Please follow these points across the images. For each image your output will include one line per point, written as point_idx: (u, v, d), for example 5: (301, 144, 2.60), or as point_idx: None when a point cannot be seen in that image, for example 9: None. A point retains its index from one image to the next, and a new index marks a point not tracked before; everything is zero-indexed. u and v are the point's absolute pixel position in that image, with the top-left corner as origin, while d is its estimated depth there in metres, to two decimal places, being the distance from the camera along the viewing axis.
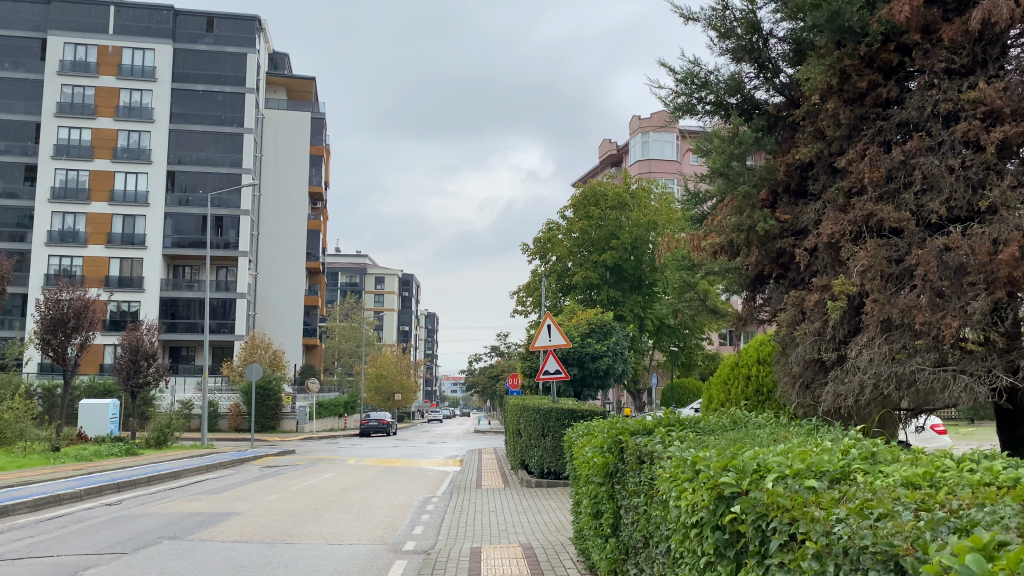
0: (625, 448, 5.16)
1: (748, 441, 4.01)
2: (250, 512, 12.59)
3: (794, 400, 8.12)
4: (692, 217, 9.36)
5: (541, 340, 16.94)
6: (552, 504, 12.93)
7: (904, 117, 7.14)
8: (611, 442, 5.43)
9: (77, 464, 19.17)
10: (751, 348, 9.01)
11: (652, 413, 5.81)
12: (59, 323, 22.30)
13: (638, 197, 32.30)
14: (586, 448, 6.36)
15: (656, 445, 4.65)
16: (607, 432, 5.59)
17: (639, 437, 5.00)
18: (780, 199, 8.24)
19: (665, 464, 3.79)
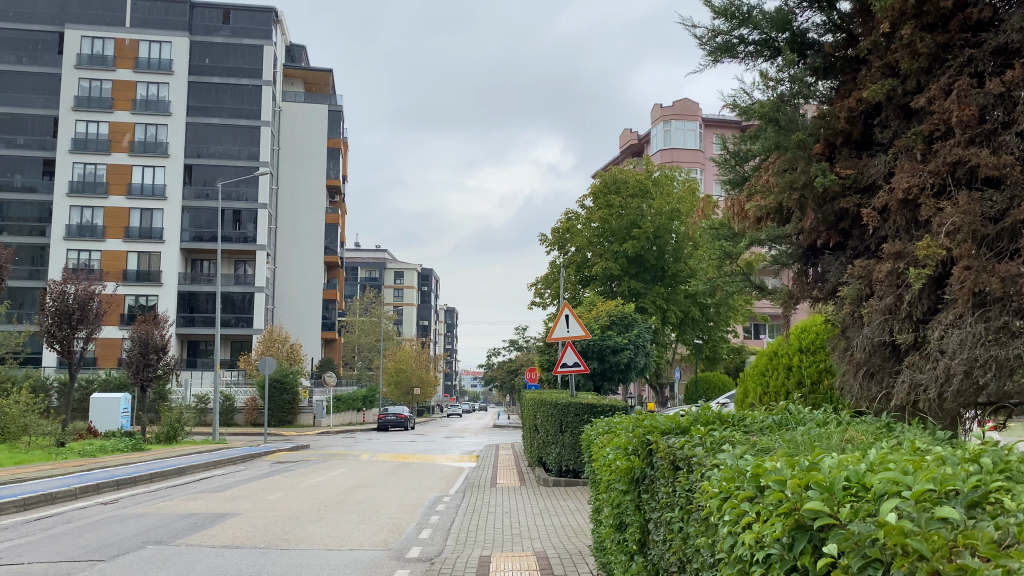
0: (657, 448, 4.24)
1: (833, 449, 3.03)
2: (249, 514, 11.82)
3: (854, 392, 7.05)
4: (733, 181, 8.34)
5: (559, 331, 16.03)
6: (570, 505, 12.08)
7: (1000, 41, 5.95)
8: (639, 440, 4.53)
9: (80, 460, 18.58)
10: (802, 334, 7.99)
11: (687, 408, 4.91)
12: (64, 315, 21.69)
13: (661, 184, 31.28)
14: (607, 449, 5.46)
15: (703, 444, 3.70)
16: (634, 430, 4.73)
17: (673, 437, 4.10)
18: (839, 152, 7.13)
19: (719, 473, 2.89)
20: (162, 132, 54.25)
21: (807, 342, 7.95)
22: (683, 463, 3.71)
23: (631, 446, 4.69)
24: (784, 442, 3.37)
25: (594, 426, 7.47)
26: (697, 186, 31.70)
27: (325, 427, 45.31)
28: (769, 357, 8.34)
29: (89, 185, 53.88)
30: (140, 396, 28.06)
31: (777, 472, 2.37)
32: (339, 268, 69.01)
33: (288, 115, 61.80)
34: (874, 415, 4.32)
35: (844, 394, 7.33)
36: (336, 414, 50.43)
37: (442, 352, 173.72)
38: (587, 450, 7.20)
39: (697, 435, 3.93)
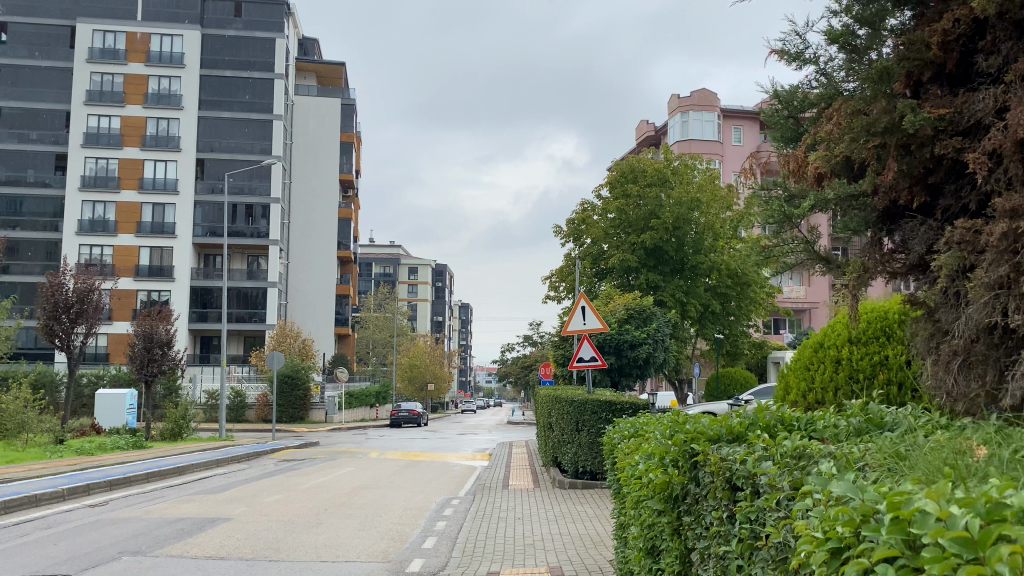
0: (706, 458, 3.34)
1: (981, 471, 2.30)
2: (242, 519, 11.00)
3: (940, 388, 5.81)
4: (787, 138, 7.13)
5: (575, 324, 15.14)
6: (588, 512, 11.07)
7: None
8: (674, 448, 3.66)
9: (76, 458, 17.86)
10: (867, 319, 7.00)
11: (737, 409, 3.99)
12: (62, 308, 20.98)
13: (680, 173, 30.32)
14: (636, 457, 4.54)
15: (788, 452, 2.84)
16: (671, 437, 3.86)
17: (726, 445, 3.28)
18: (929, 91, 5.76)
19: (818, 512, 2.19)
20: (174, 126, 53.75)
21: (856, 333, 6.98)
22: (751, 479, 2.83)
23: (665, 455, 3.82)
24: (911, 459, 2.55)
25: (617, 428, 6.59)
26: (717, 174, 30.68)
27: (336, 423, 44.61)
28: (814, 350, 7.33)
29: (101, 179, 53.45)
30: (146, 391, 27.41)
31: (953, 511, 1.81)
32: (352, 263, 68.30)
33: (301, 109, 61.10)
34: (971, 417, 3.53)
35: (924, 390, 6.19)
36: (348, 410, 49.78)
37: (456, 348, 173.16)
38: (609, 460, 6.31)
39: (766, 443, 3.06)
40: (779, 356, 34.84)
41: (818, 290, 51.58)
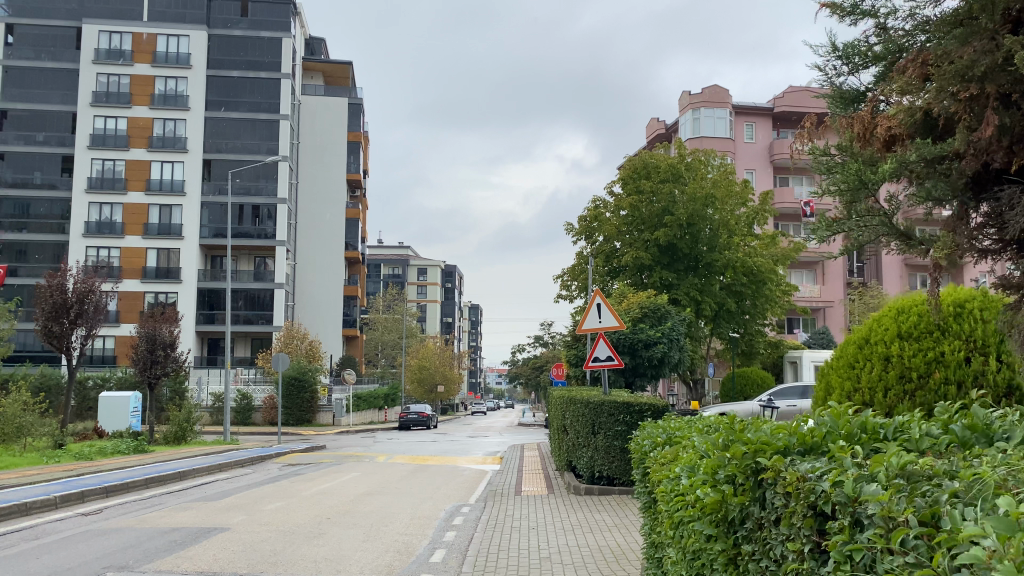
0: (777, 475, 2.78)
1: None
2: (239, 529, 10.37)
3: None
4: (854, 101, 6.47)
5: (591, 322, 14.53)
6: (607, 521, 10.42)
7: None
8: (730, 461, 3.08)
9: (74, 464, 17.30)
10: (918, 313, 6.37)
11: (805, 417, 3.39)
12: (61, 309, 20.44)
13: (693, 168, 29.61)
14: (676, 469, 3.94)
15: (899, 473, 2.32)
16: (723, 448, 3.28)
17: (805, 460, 2.72)
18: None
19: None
20: (180, 127, 53.35)
21: (907, 327, 6.37)
22: (852, 505, 2.32)
23: (720, 465, 3.22)
24: None
25: (647, 435, 5.95)
26: (732, 170, 29.98)
27: (345, 425, 44.04)
28: (859, 347, 6.68)
29: (108, 181, 53.05)
30: (150, 394, 26.86)
31: None
32: (360, 264, 67.74)
33: (308, 109, 60.62)
34: None
35: None
36: (357, 413, 49.19)
37: (466, 349, 172.79)
38: (638, 474, 5.64)
39: (862, 459, 2.53)
40: (795, 356, 34.11)
41: (833, 289, 51.15)
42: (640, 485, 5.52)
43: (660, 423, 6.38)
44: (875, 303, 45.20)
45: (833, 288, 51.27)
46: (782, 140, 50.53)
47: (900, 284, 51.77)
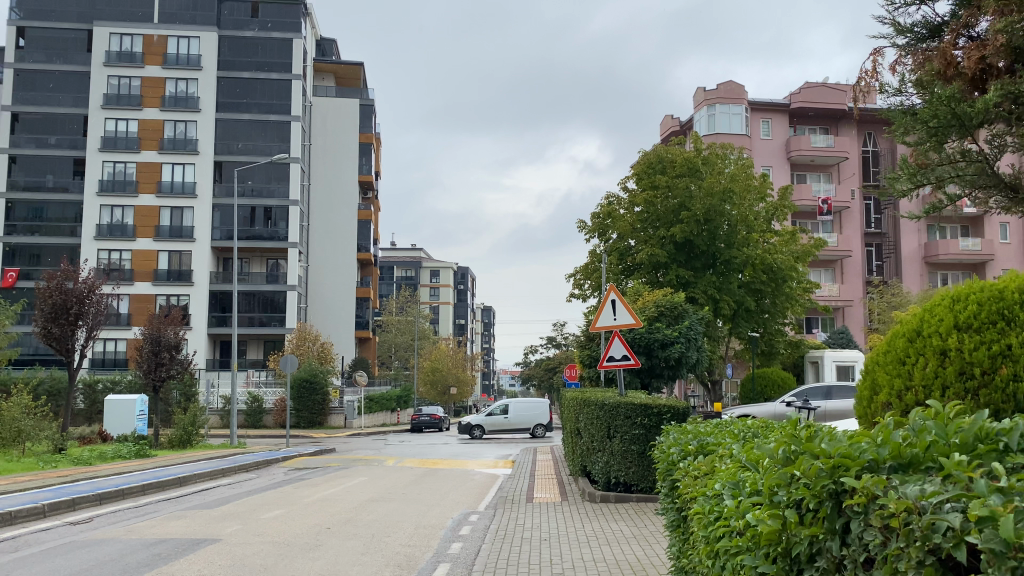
0: (873, 505, 2.46)
1: None
2: (231, 540, 9.73)
3: None
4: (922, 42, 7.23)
5: (605, 319, 13.80)
6: (623, 533, 9.68)
7: None
8: (801, 478, 2.75)
9: (74, 469, 16.72)
10: (977, 296, 5.64)
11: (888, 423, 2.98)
12: (61, 310, 19.90)
13: (711, 163, 28.79)
14: (719, 484, 3.48)
15: None
16: (796, 461, 2.88)
17: (921, 484, 2.40)
18: None
19: None
20: (191, 129, 53.05)
21: (965, 317, 5.61)
22: (1015, 557, 2.01)
23: (786, 485, 2.87)
24: None
25: (672, 443, 5.26)
26: (750, 165, 29.18)
27: (356, 428, 43.36)
28: (910, 342, 5.91)
29: (119, 184, 52.76)
30: (155, 397, 26.27)
31: None
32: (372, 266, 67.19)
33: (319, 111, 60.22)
34: None
35: None
36: (369, 415, 48.66)
37: (480, 350, 172.06)
38: (663, 487, 5.02)
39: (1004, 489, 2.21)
40: (816, 356, 33.10)
41: (852, 288, 50.26)
42: (664, 495, 4.97)
43: (684, 430, 5.68)
44: (894, 302, 44.22)
45: (852, 287, 50.26)
46: (799, 136, 49.63)
47: (920, 282, 50.74)
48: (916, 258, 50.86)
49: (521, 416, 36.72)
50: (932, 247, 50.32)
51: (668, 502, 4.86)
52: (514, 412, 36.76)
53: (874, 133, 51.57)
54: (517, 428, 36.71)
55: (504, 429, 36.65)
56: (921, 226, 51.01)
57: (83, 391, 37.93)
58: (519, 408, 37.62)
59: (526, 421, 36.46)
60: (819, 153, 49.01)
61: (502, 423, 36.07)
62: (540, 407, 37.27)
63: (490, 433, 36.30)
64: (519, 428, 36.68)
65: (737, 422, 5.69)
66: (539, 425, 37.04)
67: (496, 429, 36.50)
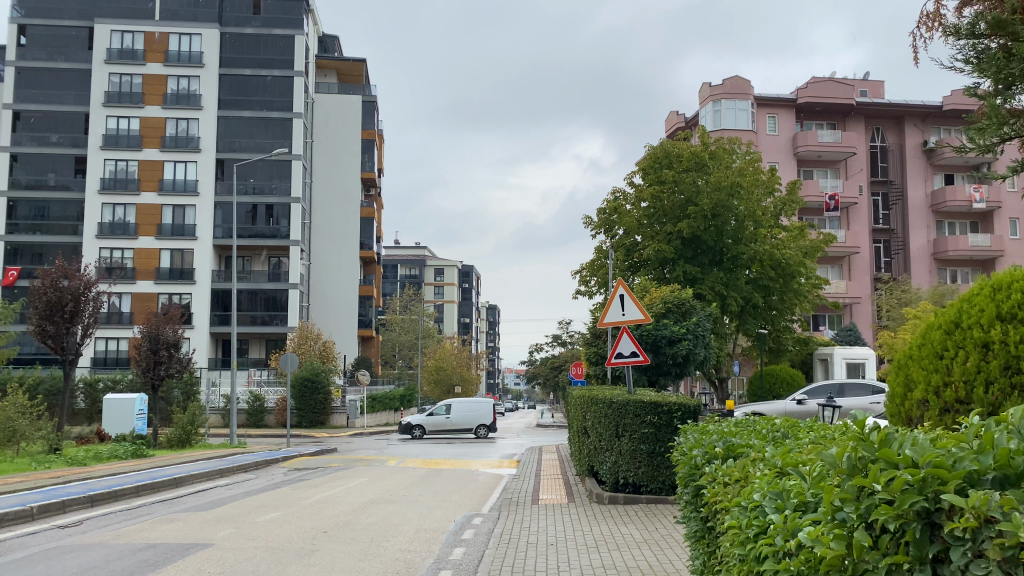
0: (981, 531, 2.14)
1: None
2: (224, 545, 9.32)
3: None
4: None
5: (612, 315, 13.34)
6: (634, 537, 9.24)
7: None
8: (880, 492, 2.42)
9: (68, 469, 16.34)
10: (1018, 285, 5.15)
11: (976, 429, 2.64)
12: (55, 308, 19.52)
13: (719, 157, 28.29)
14: (762, 497, 3.14)
15: None
16: (871, 475, 2.52)
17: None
18: None
19: None
20: (193, 126, 52.67)
21: (1008, 308, 5.14)
22: None
23: (856, 500, 2.54)
24: None
25: (693, 444, 4.88)
26: (758, 159, 28.73)
27: (359, 427, 42.93)
28: (946, 334, 5.48)
29: (121, 182, 52.42)
30: (154, 396, 25.88)
31: None
32: (376, 264, 66.63)
33: (321, 108, 59.77)
34: None
35: None
36: (372, 414, 48.24)
37: (484, 349, 171.54)
38: (683, 493, 4.64)
39: None
40: (825, 353, 32.68)
41: (859, 285, 49.76)
42: (683, 504, 4.61)
43: (698, 431, 5.30)
44: (902, 298, 44.27)
45: (860, 284, 49.76)
46: (806, 131, 49.06)
47: (929, 278, 50.39)
48: (924, 254, 50.49)
49: (462, 416, 35.39)
50: (941, 243, 49.94)
51: (687, 510, 4.50)
52: (456, 412, 35.45)
53: (883, 128, 51.53)
54: (458, 429, 35.48)
55: (445, 430, 35.54)
56: (929, 223, 50.78)
57: (83, 390, 37.67)
58: (461, 407, 36.36)
59: (466, 423, 35.07)
60: (826, 149, 48.53)
61: (442, 425, 35.30)
62: (482, 407, 35.72)
63: (432, 434, 35.40)
64: (460, 429, 35.46)
65: (757, 423, 5.33)
66: (481, 426, 35.58)
67: (438, 430, 35.47)
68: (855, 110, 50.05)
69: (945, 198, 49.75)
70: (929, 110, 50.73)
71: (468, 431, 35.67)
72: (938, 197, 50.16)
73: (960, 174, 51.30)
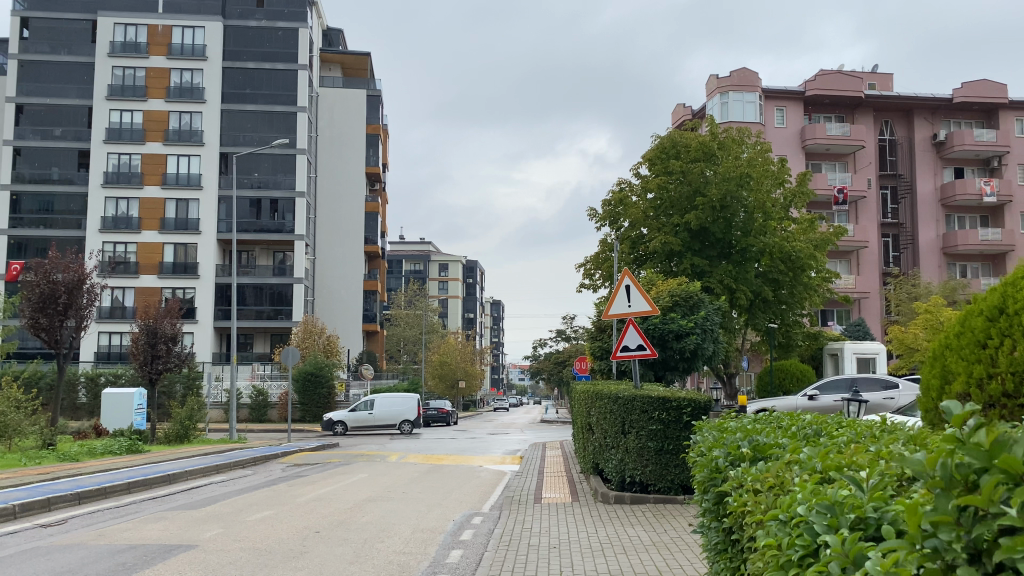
0: None
1: None
2: (210, 546, 8.83)
3: None
4: None
5: (618, 307, 12.82)
6: (642, 540, 8.73)
7: None
8: (1008, 515, 1.75)
9: (60, 466, 15.88)
10: None
11: None
12: (49, 300, 19.09)
13: (727, 148, 27.75)
14: (816, 517, 2.49)
15: None
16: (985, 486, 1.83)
17: None
18: None
19: None
20: (197, 119, 52.17)
21: None
22: None
23: (958, 527, 1.87)
24: None
25: (714, 446, 4.29)
26: (768, 149, 28.15)
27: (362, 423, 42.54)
28: (990, 322, 4.96)
29: (124, 175, 51.98)
30: (154, 390, 25.43)
31: None
32: (380, 259, 66.19)
33: (325, 102, 59.29)
34: None
35: None
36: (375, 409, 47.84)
37: (489, 344, 171.27)
38: (703, 501, 4.10)
39: None
40: (836, 348, 32.12)
41: (868, 279, 49.08)
42: (706, 513, 4.02)
43: (722, 430, 4.70)
44: (912, 292, 43.82)
45: (869, 278, 49.09)
46: (815, 124, 48.38)
47: (938, 273, 49.73)
48: (934, 249, 49.83)
49: (385, 411, 34.60)
50: (951, 238, 49.34)
51: (712, 522, 3.91)
52: (379, 407, 34.59)
53: (891, 121, 50.85)
54: (382, 424, 34.58)
55: (367, 426, 34.59)
56: (939, 217, 50.05)
57: (83, 384, 37.36)
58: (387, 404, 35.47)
59: (388, 419, 34.10)
60: (835, 142, 47.80)
61: (365, 419, 34.30)
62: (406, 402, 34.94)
63: (355, 431, 34.40)
64: (384, 424, 34.52)
65: (787, 421, 4.73)
66: (404, 421, 34.73)
67: (359, 426, 34.45)
68: (864, 102, 49.33)
69: (954, 191, 48.92)
70: (939, 103, 50.00)
71: (391, 426, 34.91)
72: (948, 190, 49.41)
73: (970, 167, 50.64)
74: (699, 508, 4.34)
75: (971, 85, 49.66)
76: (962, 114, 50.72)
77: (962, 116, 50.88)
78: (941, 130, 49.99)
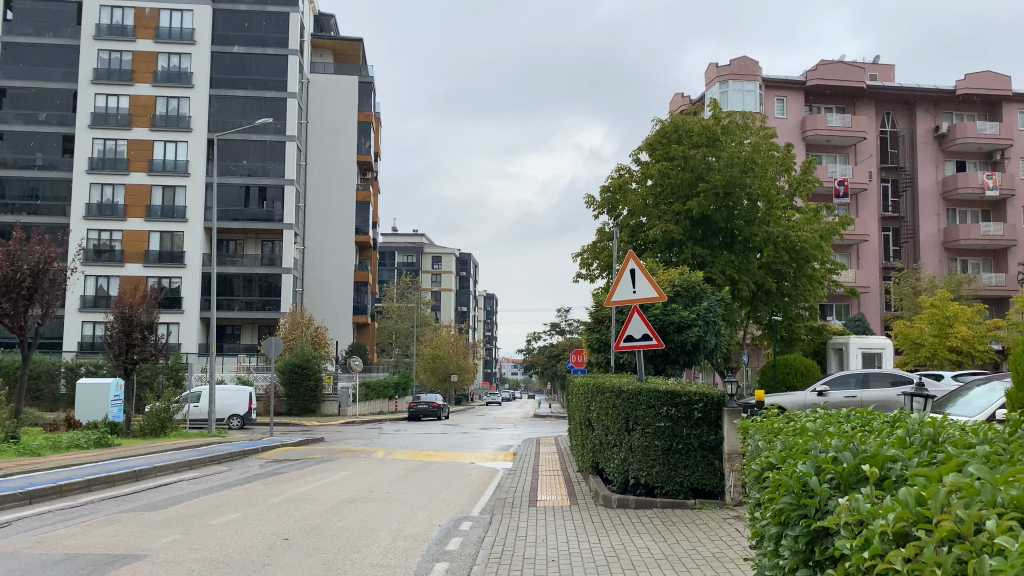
0: None
1: None
2: (162, 556, 7.77)
3: None
4: None
5: (622, 293, 11.79)
6: (653, 553, 7.66)
7: None
8: None
9: (21, 461, 14.76)
10: None
11: None
12: (13, 284, 17.96)
13: (731, 133, 26.73)
14: None
15: None
16: None
17: None
18: None
19: None
20: (185, 105, 50.77)
21: None
22: None
23: None
24: None
25: (804, 466, 3.41)
26: (773, 135, 27.15)
27: (352, 416, 41.39)
28: None
29: (110, 162, 50.55)
30: (131, 380, 24.29)
31: None
32: (372, 249, 64.84)
33: (316, 88, 58.00)
34: None
35: None
36: (365, 402, 46.68)
37: (482, 338, 169.80)
38: (795, 537, 3.31)
39: None
40: (841, 343, 31.17)
41: (869, 273, 47.91)
42: (791, 556, 3.37)
43: (795, 438, 3.96)
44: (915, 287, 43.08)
45: (869, 271, 47.93)
46: (815, 115, 47.40)
47: (938, 267, 48.90)
48: (935, 244, 49.00)
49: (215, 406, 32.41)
50: (952, 232, 48.50)
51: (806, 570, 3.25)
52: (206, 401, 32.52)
53: (892, 113, 49.69)
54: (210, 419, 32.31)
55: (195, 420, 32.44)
56: (940, 210, 49.15)
57: (64, 374, 36.29)
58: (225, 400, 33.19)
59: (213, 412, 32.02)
60: (837, 133, 46.85)
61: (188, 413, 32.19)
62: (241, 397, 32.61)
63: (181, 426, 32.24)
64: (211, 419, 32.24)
65: (872, 427, 4.02)
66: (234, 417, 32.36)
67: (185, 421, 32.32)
68: (866, 93, 48.36)
69: (956, 184, 48.14)
70: (942, 94, 49.08)
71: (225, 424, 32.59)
72: (950, 183, 48.57)
73: (972, 161, 49.70)
74: (775, 538, 3.66)
75: (974, 76, 48.73)
76: (965, 106, 49.83)
77: (965, 108, 49.96)
78: (943, 122, 49.08)
